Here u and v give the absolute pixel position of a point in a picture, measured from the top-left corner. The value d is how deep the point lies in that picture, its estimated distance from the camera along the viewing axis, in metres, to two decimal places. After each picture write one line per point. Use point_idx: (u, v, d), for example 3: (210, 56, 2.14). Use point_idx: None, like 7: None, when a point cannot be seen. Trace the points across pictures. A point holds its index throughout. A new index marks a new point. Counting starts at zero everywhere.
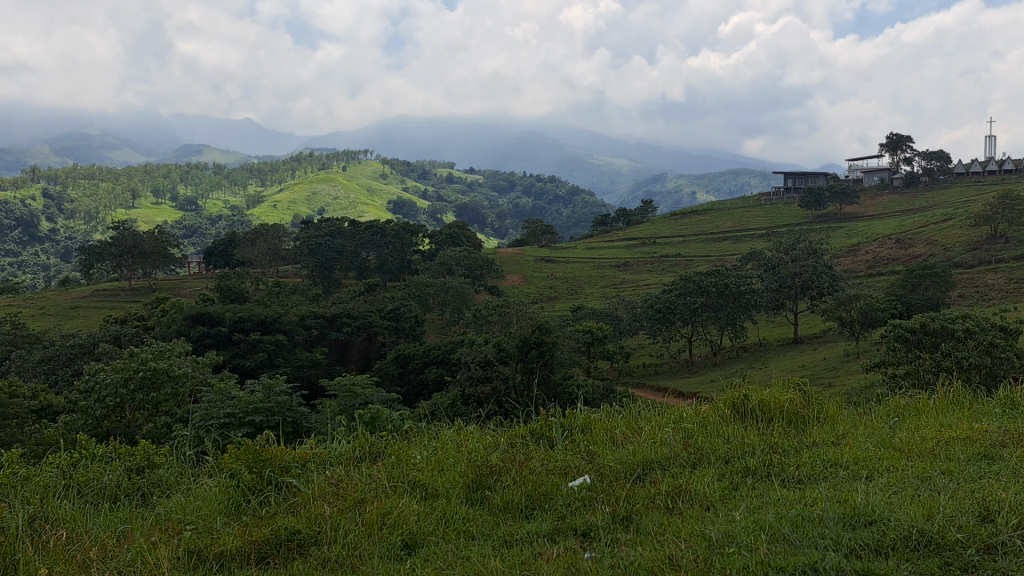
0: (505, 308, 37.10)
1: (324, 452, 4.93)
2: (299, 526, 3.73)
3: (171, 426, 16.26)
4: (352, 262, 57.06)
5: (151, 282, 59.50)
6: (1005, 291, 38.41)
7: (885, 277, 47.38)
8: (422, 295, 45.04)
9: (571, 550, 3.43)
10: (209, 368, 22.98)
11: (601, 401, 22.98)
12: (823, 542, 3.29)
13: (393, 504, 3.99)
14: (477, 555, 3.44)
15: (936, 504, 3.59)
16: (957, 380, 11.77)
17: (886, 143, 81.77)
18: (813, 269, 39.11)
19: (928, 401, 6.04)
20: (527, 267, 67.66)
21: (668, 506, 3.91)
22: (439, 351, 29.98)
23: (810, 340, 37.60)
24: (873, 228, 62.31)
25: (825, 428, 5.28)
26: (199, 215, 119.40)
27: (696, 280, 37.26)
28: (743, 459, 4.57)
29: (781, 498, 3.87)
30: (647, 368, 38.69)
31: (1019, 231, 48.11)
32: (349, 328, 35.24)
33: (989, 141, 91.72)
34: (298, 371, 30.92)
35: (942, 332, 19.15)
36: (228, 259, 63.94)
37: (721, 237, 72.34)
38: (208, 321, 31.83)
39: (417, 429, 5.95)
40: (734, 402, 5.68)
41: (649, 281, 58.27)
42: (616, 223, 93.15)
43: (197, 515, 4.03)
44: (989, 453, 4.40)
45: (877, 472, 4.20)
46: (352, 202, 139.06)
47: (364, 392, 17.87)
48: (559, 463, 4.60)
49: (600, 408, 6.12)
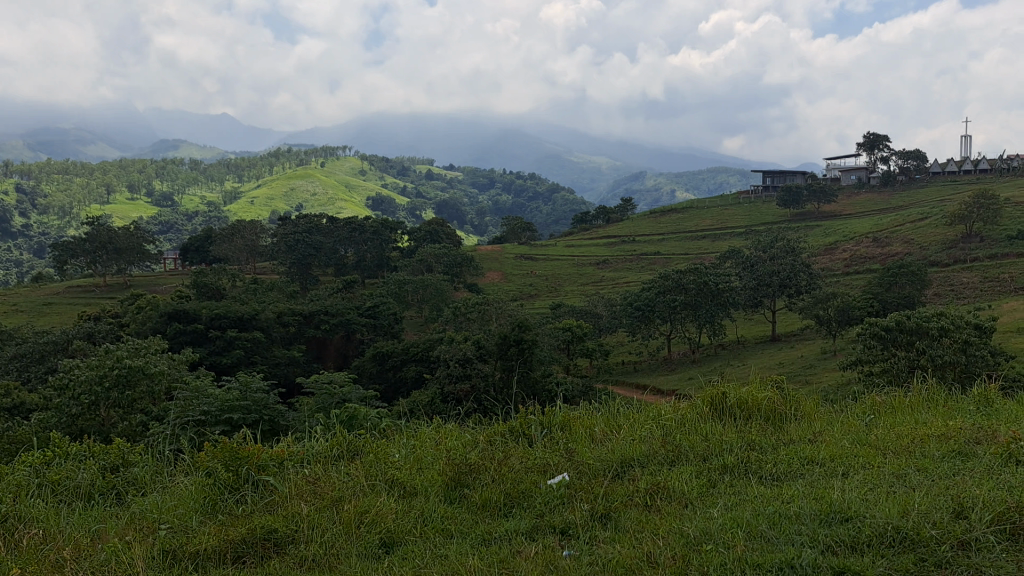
0: (484, 305, 37.04)
1: (302, 450, 4.91)
2: (275, 524, 3.71)
3: (146, 424, 16.15)
4: (330, 258, 56.87)
5: (126, 279, 58.99)
6: (980, 290, 38.84)
7: (861, 276, 47.83)
8: (401, 292, 44.98)
9: (550, 548, 3.43)
10: (185, 364, 22.77)
11: (580, 398, 22.96)
12: (800, 538, 3.31)
13: (371, 502, 3.98)
14: (456, 554, 3.43)
15: (911, 501, 3.62)
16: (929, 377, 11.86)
17: (864, 142, 82.58)
18: (790, 267, 39.40)
19: (903, 398, 6.11)
20: (506, 264, 67.67)
21: (646, 503, 3.93)
22: (418, 349, 29.95)
23: (788, 338, 37.79)
24: (851, 227, 62.78)
25: (802, 425, 5.32)
26: (175, 210, 118.55)
27: (675, 278, 37.45)
28: (722, 455, 4.59)
29: (758, 495, 3.89)
30: (626, 366, 38.81)
31: (993, 231, 48.75)
32: (327, 326, 35.11)
33: (964, 141, 92.83)
34: (275, 369, 30.76)
35: (918, 330, 19.34)
36: (204, 256, 63.43)
37: (699, 236, 72.63)
38: (184, 317, 31.64)
39: (395, 427, 5.90)
40: (712, 400, 5.70)
41: (629, 278, 58.46)
42: (595, 220, 93.19)
43: (173, 513, 4.00)
44: (963, 450, 4.45)
45: (852, 469, 4.23)
46: (330, 198, 138.46)
47: (341, 391, 17.79)
48: (538, 460, 4.60)
49: (579, 406, 6.08)
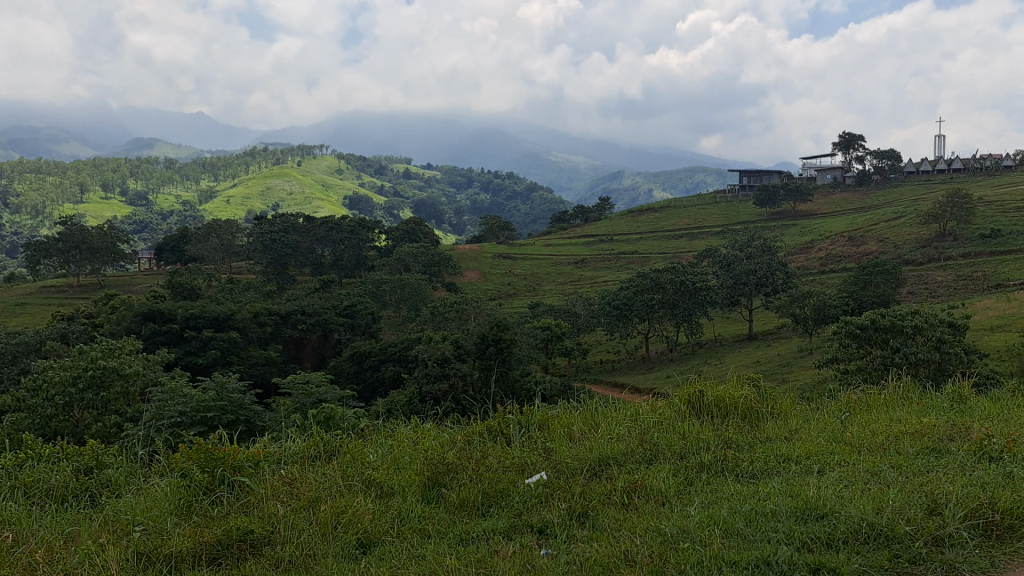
0: (462, 305, 36.96)
1: (279, 451, 4.88)
2: (251, 525, 3.68)
3: (120, 425, 16.02)
4: (307, 258, 56.58)
5: (100, 278, 58.45)
6: (953, 288, 39.28)
7: (837, 274, 48.22)
8: (379, 292, 44.87)
9: (527, 546, 3.44)
10: (159, 365, 22.54)
11: (558, 397, 22.99)
12: (776, 535, 3.32)
13: (348, 502, 3.97)
14: (434, 553, 3.42)
15: (885, 496, 3.66)
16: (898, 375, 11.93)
17: (840, 142, 83.22)
18: (767, 266, 39.64)
19: (877, 396, 6.17)
20: (484, 264, 67.62)
21: (624, 502, 3.94)
22: (396, 349, 29.86)
23: (765, 337, 38.00)
24: (827, 226, 63.23)
25: (778, 423, 5.37)
26: (149, 209, 117.58)
27: (652, 277, 37.53)
28: (698, 453, 4.61)
29: (734, 494, 3.91)
30: (604, 365, 38.92)
31: (966, 230, 49.28)
32: (304, 326, 34.96)
33: (937, 141, 93.82)
34: (251, 369, 30.57)
35: (892, 329, 19.50)
36: (180, 255, 62.93)
37: (677, 235, 72.92)
38: (159, 317, 31.39)
39: (372, 427, 5.87)
40: (690, 398, 5.70)
41: (607, 277, 58.62)
42: (573, 220, 93.25)
43: (147, 515, 3.96)
44: (937, 447, 4.50)
45: (827, 466, 4.27)
46: (307, 198, 137.70)
47: (317, 391, 17.69)
48: (516, 460, 4.59)
49: (558, 405, 6.09)
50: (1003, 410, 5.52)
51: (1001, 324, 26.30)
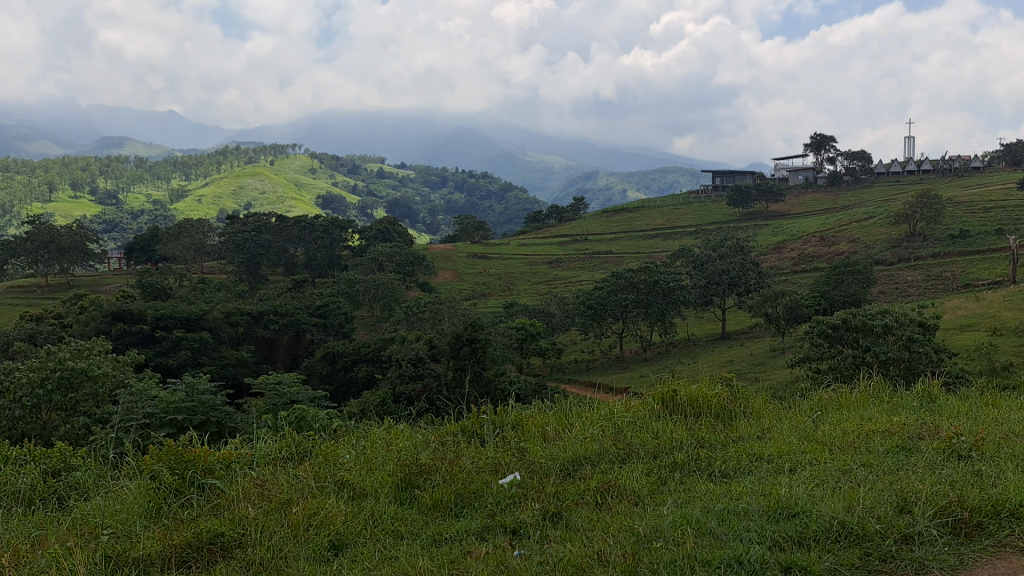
0: (436, 305, 36.88)
1: (251, 453, 4.84)
2: (221, 527, 3.64)
3: (89, 427, 15.83)
4: (279, 258, 56.19)
5: (69, 279, 57.69)
6: (923, 288, 39.70)
7: (809, 274, 48.63)
8: (353, 292, 44.66)
9: (502, 548, 3.42)
10: (130, 366, 22.28)
11: (532, 397, 22.97)
12: (748, 534, 3.34)
13: (320, 504, 3.94)
14: (406, 555, 3.40)
15: (856, 496, 3.68)
16: (867, 376, 12.00)
17: (811, 143, 84.02)
18: (740, 266, 39.93)
19: (849, 394, 6.23)
20: (459, 263, 67.49)
21: (598, 502, 3.95)
22: (370, 349, 29.74)
23: (738, 336, 38.25)
24: (799, 226, 63.75)
25: (751, 422, 5.40)
26: (119, 208, 116.18)
27: (626, 277, 37.67)
28: (672, 453, 4.62)
29: (708, 492, 3.93)
30: (579, 364, 38.98)
31: (935, 230, 49.88)
32: (276, 326, 34.72)
33: (908, 143, 94.94)
34: (223, 369, 30.32)
35: (862, 328, 19.69)
36: (151, 255, 62.25)
37: (651, 235, 73.15)
38: (128, 317, 31.11)
39: (344, 428, 5.85)
40: (662, 398, 5.73)
41: (581, 277, 58.73)
42: (548, 219, 93.25)
43: (115, 518, 3.91)
44: (907, 445, 4.55)
45: (798, 464, 4.31)
46: (279, 197, 136.70)
47: (289, 392, 17.55)
48: (489, 461, 4.58)
49: (532, 405, 6.09)
50: (971, 409, 5.57)
51: (970, 323, 26.62)
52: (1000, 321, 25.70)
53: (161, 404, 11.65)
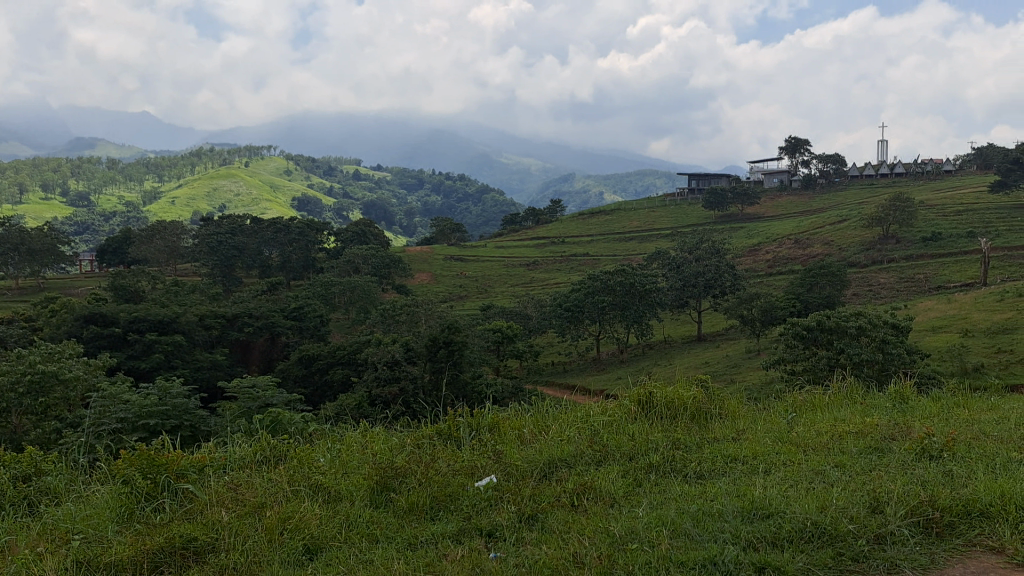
0: (413, 308, 36.82)
1: (224, 456, 4.81)
2: (195, 532, 3.61)
3: (60, 432, 15.68)
4: (254, 260, 55.86)
5: (39, 281, 57.01)
6: (896, 290, 40.12)
7: (783, 276, 49.03)
8: (328, 294, 44.48)
9: (475, 551, 3.42)
10: (101, 370, 22.05)
11: (509, 400, 22.98)
12: (723, 535, 3.35)
13: (294, 509, 3.91)
14: (382, 558, 3.40)
15: (829, 496, 3.71)
16: (834, 377, 12.10)
17: (786, 146, 84.62)
18: (715, 268, 40.18)
19: (822, 397, 6.25)
20: (435, 266, 67.41)
21: (574, 504, 3.95)
22: (345, 352, 29.66)
23: (713, 338, 38.50)
24: (774, 228, 64.22)
25: (727, 423, 5.43)
26: (91, 210, 115.04)
27: (602, 279, 37.77)
28: (647, 455, 4.64)
29: (682, 494, 3.94)
30: (555, 366, 39.06)
31: (908, 233, 50.44)
32: (251, 329, 34.53)
33: (881, 146, 95.94)
34: (196, 372, 30.13)
35: (837, 330, 19.85)
36: (123, 257, 61.73)
37: (627, 237, 73.43)
38: (100, 320, 30.87)
39: (320, 431, 5.83)
40: (640, 399, 5.75)
41: (558, 279, 58.84)
42: (524, 222, 93.27)
43: (86, 524, 3.88)
44: (879, 446, 4.59)
45: (773, 466, 4.33)
46: (254, 198, 135.86)
47: (263, 396, 17.46)
48: (466, 464, 4.57)
49: (509, 408, 6.09)
50: (944, 409, 5.65)
51: (942, 325, 26.94)
52: (971, 322, 26.01)
53: (132, 408, 11.56)
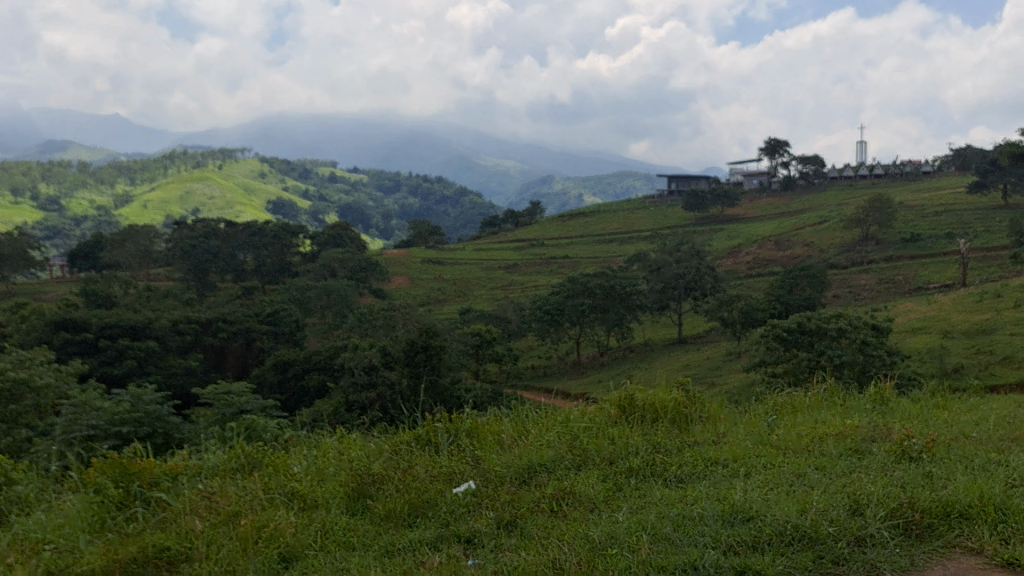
0: (391, 313, 36.66)
1: (198, 465, 4.74)
2: (168, 541, 3.55)
3: (30, 440, 15.45)
4: (229, 264, 55.43)
5: (10, 287, 56.32)
6: (875, 291, 40.36)
7: (762, 278, 49.21)
8: (305, 299, 44.26)
9: (454, 558, 3.36)
10: (73, 377, 21.77)
11: (488, 405, 22.94)
12: (703, 539, 3.32)
13: (269, 517, 3.84)
14: (358, 566, 3.35)
15: (811, 499, 3.68)
16: (808, 379, 12.13)
17: (766, 147, 84.95)
18: (695, 271, 40.21)
19: (804, 399, 6.22)
20: (415, 269, 67.20)
21: (553, 509, 3.91)
22: (322, 357, 29.57)
23: (693, 341, 38.59)
24: (753, 230, 64.41)
25: (707, 427, 5.39)
26: (61, 215, 113.25)
27: (583, 281, 37.79)
28: (628, 459, 4.60)
29: (664, 499, 3.90)
30: (536, 370, 39.02)
31: (887, 234, 50.71)
32: (226, 334, 34.24)
33: (860, 147, 96.64)
34: (171, 379, 29.89)
35: (818, 331, 19.91)
36: (95, 262, 61.07)
37: (607, 240, 73.51)
38: (72, 327, 30.41)
39: (296, 437, 5.78)
40: (621, 402, 5.72)
41: (538, 283, 58.90)
42: (504, 223, 92.99)
43: (57, 533, 3.80)
44: (859, 448, 4.57)
45: (753, 469, 4.30)
46: (230, 202, 135.01)
47: (236, 402, 17.31)
48: (444, 469, 4.52)
49: (488, 412, 6.07)
50: (923, 410, 5.67)
51: (922, 326, 27.06)
52: (950, 323, 26.19)
53: (98, 417, 11.32)
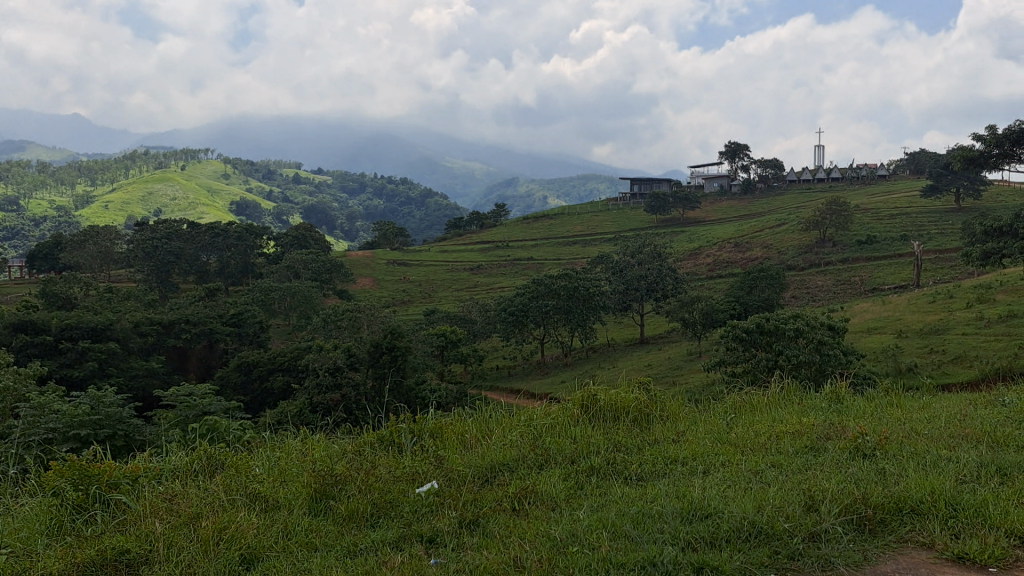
0: (356, 314, 36.48)
1: (160, 466, 4.71)
2: (126, 544, 3.54)
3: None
4: (192, 265, 54.90)
5: None
6: (832, 291, 40.97)
7: (722, 279, 49.79)
8: (269, 299, 43.96)
9: (416, 557, 3.40)
10: (31, 377, 21.32)
11: (453, 405, 22.97)
12: (662, 536, 3.38)
13: (230, 518, 3.84)
14: (319, 566, 3.36)
15: (766, 495, 3.77)
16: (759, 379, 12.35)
17: (726, 151, 85.79)
18: (657, 271, 40.62)
19: (761, 398, 6.33)
20: (379, 270, 67.01)
21: (515, 507, 3.95)
22: (286, 358, 29.37)
23: (656, 341, 38.93)
24: (714, 232, 65.09)
25: (667, 425, 5.47)
26: (20, 215, 111.26)
27: (546, 283, 37.91)
28: (589, 458, 4.65)
29: (623, 496, 3.95)
30: (500, 370, 39.09)
31: (844, 236, 51.50)
32: (189, 335, 33.88)
33: (818, 151, 97.92)
34: (132, 380, 29.52)
35: (776, 331, 20.11)
36: (55, 263, 60.09)
37: (571, 241, 73.81)
38: (31, 329, 29.79)
39: (259, 439, 5.76)
40: (584, 402, 5.78)
41: (502, 284, 59.02)
42: (468, 225, 93.07)
43: (14, 538, 3.78)
44: (814, 445, 4.67)
45: (712, 466, 4.38)
46: (191, 203, 133.64)
47: (197, 404, 17.13)
48: (407, 469, 4.54)
49: (451, 412, 6.09)
50: (877, 409, 5.76)
51: (876, 326, 27.54)
52: (904, 323, 26.67)
53: (60, 416, 11.06)
